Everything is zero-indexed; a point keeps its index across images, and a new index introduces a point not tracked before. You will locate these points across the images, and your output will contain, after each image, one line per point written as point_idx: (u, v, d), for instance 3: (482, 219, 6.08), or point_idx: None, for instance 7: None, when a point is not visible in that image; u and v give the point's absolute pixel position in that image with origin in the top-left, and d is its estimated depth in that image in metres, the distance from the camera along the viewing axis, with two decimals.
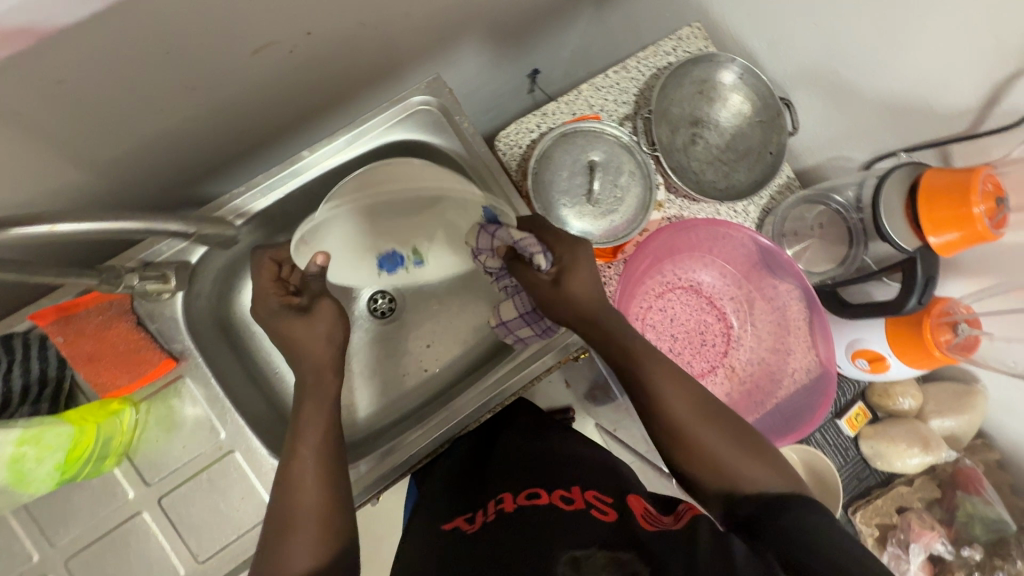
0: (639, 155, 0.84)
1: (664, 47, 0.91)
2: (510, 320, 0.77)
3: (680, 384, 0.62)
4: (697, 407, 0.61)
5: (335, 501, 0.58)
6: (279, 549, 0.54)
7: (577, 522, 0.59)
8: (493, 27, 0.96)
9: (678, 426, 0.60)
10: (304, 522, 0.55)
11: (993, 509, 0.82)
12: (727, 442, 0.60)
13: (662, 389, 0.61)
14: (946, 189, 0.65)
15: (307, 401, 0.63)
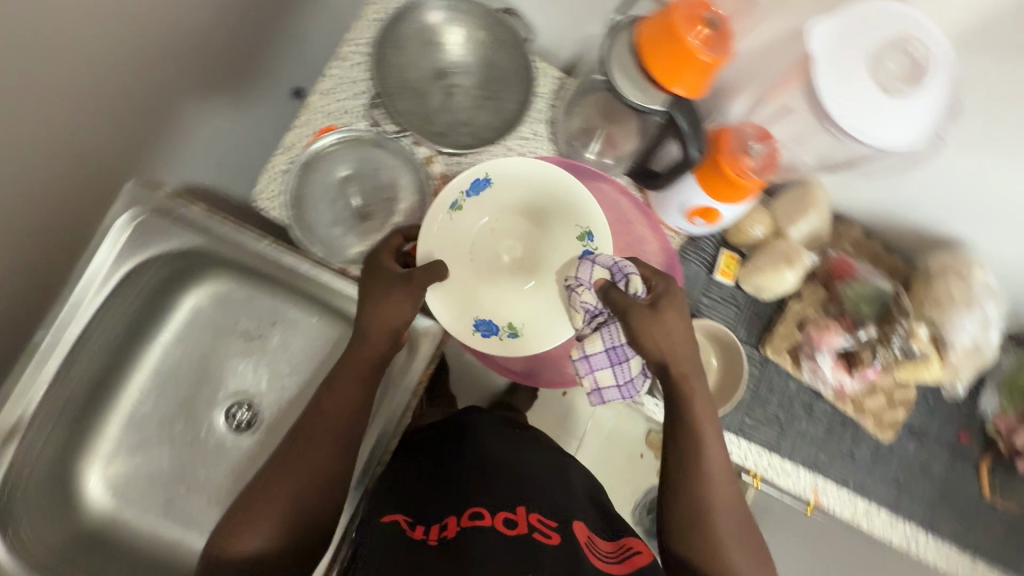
0: (391, 145, 0.78)
1: (368, 18, 0.83)
2: (596, 354, 0.64)
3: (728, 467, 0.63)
4: (728, 486, 0.63)
5: (320, 489, 0.64)
6: (236, 531, 0.62)
7: (524, 553, 0.54)
8: (187, 84, 0.85)
9: (698, 470, 0.62)
10: (262, 518, 0.62)
11: (869, 285, 0.83)
12: (733, 520, 0.61)
13: (705, 439, 0.62)
14: (656, 36, 0.61)
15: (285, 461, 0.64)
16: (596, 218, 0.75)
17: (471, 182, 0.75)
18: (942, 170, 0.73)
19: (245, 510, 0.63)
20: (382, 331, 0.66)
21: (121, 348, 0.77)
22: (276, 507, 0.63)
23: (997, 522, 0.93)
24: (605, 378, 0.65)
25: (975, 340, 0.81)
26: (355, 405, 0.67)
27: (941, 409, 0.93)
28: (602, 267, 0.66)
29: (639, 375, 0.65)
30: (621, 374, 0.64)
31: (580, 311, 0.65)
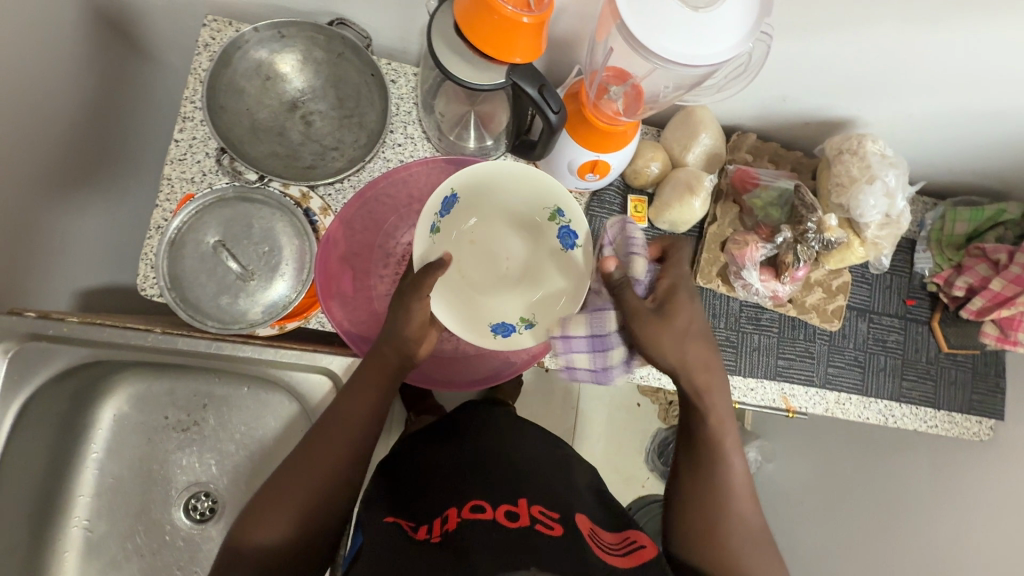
0: (257, 195, 0.75)
1: (199, 71, 0.78)
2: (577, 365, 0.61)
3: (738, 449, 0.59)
4: (741, 485, 0.58)
5: (336, 494, 0.58)
6: (253, 521, 0.55)
7: (525, 540, 0.53)
8: (40, 188, 0.82)
9: (714, 470, 0.58)
10: (285, 497, 0.56)
11: (772, 188, 0.84)
12: (744, 508, 0.57)
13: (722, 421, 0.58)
14: (471, 12, 0.58)
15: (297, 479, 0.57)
16: (563, 198, 0.67)
17: (441, 202, 0.67)
18: (803, 57, 0.72)
19: (286, 483, 0.57)
20: (400, 348, 0.61)
21: (50, 480, 0.73)
22: (296, 502, 0.56)
23: (960, 371, 0.95)
24: (583, 360, 0.60)
25: (885, 211, 0.80)
26: (380, 406, 0.62)
27: (880, 283, 0.94)
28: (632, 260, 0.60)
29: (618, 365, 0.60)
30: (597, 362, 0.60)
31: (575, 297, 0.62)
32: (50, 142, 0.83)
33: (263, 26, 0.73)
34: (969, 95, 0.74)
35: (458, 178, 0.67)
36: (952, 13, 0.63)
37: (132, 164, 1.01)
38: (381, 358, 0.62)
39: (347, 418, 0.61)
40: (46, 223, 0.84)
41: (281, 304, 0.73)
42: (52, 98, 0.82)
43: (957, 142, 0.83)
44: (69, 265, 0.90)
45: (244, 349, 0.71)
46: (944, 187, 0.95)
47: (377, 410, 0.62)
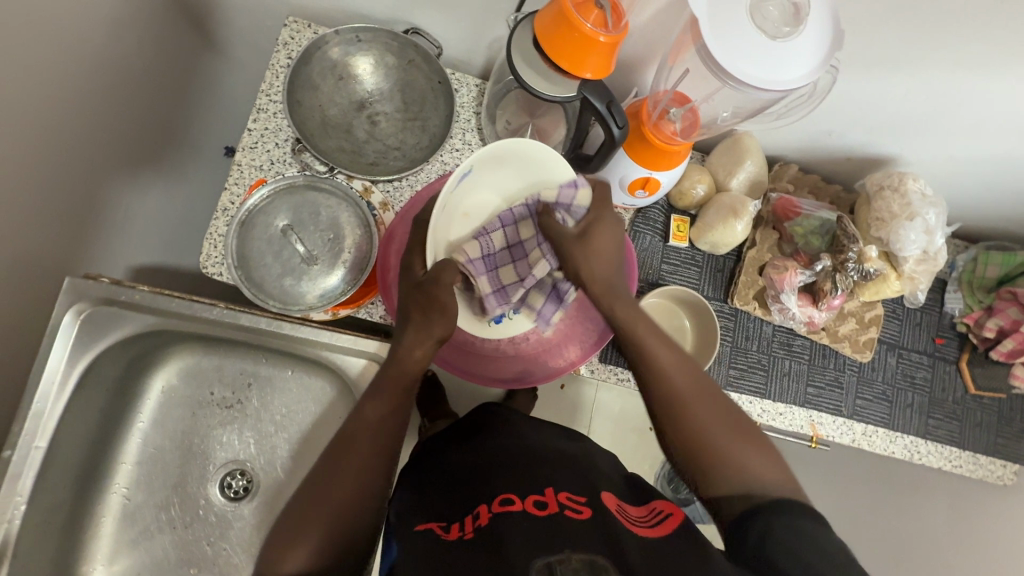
0: (324, 185, 0.78)
1: (278, 67, 0.83)
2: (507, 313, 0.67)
3: (684, 361, 0.57)
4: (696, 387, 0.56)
5: (362, 507, 0.57)
6: (287, 545, 0.53)
7: (556, 529, 0.52)
8: (113, 164, 0.86)
9: (674, 390, 0.55)
10: (318, 513, 0.55)
11: (814, 217, 0.87)
12: (714, 414, 0.55)
13: (651, 347, 0.56)
14: (553, 28, 0.62)
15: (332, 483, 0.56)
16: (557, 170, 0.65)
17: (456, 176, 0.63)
18: (853, 94, 0.76)
19: (310, 504, 0.55)
20: (426, 343, 0.60)
21: (95, 445, 0.75)
22: (320, 524, 0.54)
23: (987, 414, 0.96)
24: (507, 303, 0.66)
25: (923, 247, 0.83)
26: (384, 415, 0.60)
27: (912, 320, 0.95)
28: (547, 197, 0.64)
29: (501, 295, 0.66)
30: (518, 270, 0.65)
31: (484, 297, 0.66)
32: (125, 119, 0.87)
33: (345, 29, 0.77)
34: (1009, 142, 0.77)
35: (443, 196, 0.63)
36: (997, 61, 0.66)
37: (193, 150, 1.05)
38: (394, 369, 0.60)
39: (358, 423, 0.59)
40: (112, 198, 0.88)
41: (337, 290, 0.76)
42: (131, 82, 0.87)
43: (993, 186, 0.86)
44: (127, 240, 0.93)
45: (301, 329, 0.74)
46: (976, 231, 0.97)
47: (388, 415, 0.60)
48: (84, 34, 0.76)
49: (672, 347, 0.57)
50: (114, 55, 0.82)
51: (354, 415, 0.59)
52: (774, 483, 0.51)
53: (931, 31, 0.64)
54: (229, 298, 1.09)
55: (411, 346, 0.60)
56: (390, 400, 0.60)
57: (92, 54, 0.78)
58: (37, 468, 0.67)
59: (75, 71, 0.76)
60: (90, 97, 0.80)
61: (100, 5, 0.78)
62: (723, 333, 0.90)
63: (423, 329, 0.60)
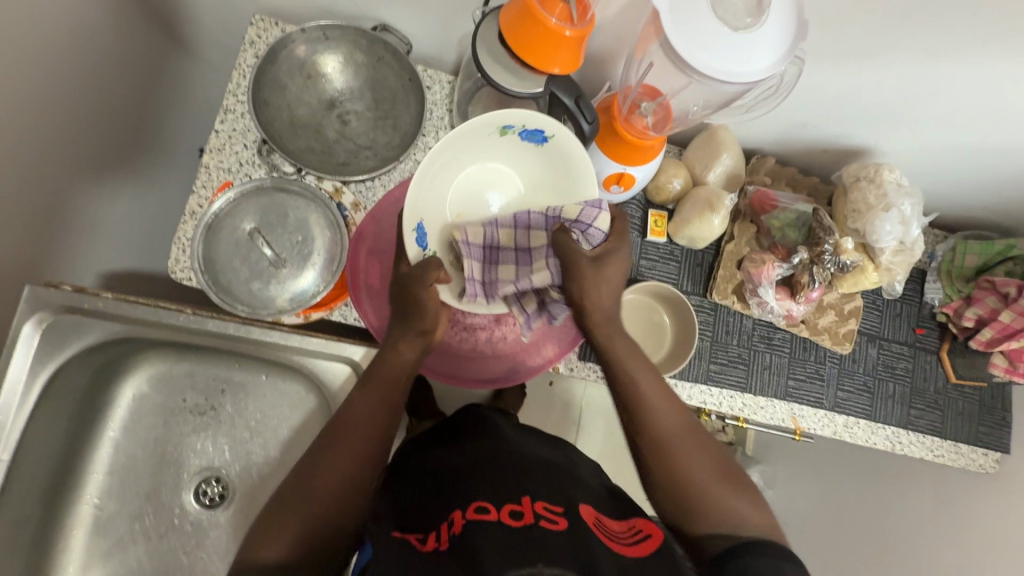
0: (293, 186, 0.77)
1: (244, 67, 0.81)
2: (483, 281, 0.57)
3: (670, 397, 0.60)
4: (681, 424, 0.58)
5: (349, 506, 0.56)
6: (264, 536, 0.53)
7: (531, 541, 0.51)
8: (78, 169, 0.85)
9: (659, 426, 0.58)
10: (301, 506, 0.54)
11: (791, 211, 0.87)
12: (697, 452, 0.57)
13: (639, 379, 0.59)
14: (516, 23, 0.61)
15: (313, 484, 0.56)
16: (493, 117, 0.59)
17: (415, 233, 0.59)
18: (826, 85, 0.75)
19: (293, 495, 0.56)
20: (413, 344, 0.61)
21: (64, 455, 0.74)
22: (300, 518, 0.54)
23: (968, 403, 0.96)
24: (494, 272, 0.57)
25: (900, 238, 0.82)
26: (371, 418, 0.59)
27: (892, 311, 0.95)
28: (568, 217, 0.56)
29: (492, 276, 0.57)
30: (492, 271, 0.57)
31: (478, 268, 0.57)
32: (90, 123, 0.85)
33: (311, 27, 0.76)
34: (984, 130, 0.77)
35: (410, 208, 0.58)
36: (968, 49, 0.66)
37: (164, 153, 1.03)
38: (381, 374, 0.61)
39: (347, 422, 0.59)
40: (79, 203, 0.86)
41: (308, 294, 0.75)
42: (96, 84, 0.85)
43: (970, 175, 0.86)
44: (97, 245, 0.91)
45: (271, 334, 0.74)
46: (955, 221, 0.97)
47: (381, 415, 0.60)
48: (42, 35, 0.74)
49: (659, 384, 0.60)
50: (77, 57, 0.80)
51: (344, 409, 0.60)
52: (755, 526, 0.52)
53: (901, 20, 0.64)
54: (205, 302, 1.07)
55: (398, 355, 0.61)
56: (384, 401, 0.60)
57: (51, 55, 0.76)
58: (2, 481, 0.65)
59: (34, 73, 0.74)
60: (52, 100, 0.78)
61: (58, 5, 0.76)
62: (703, 328, 0.90)
63: (404, 328, 0.61)
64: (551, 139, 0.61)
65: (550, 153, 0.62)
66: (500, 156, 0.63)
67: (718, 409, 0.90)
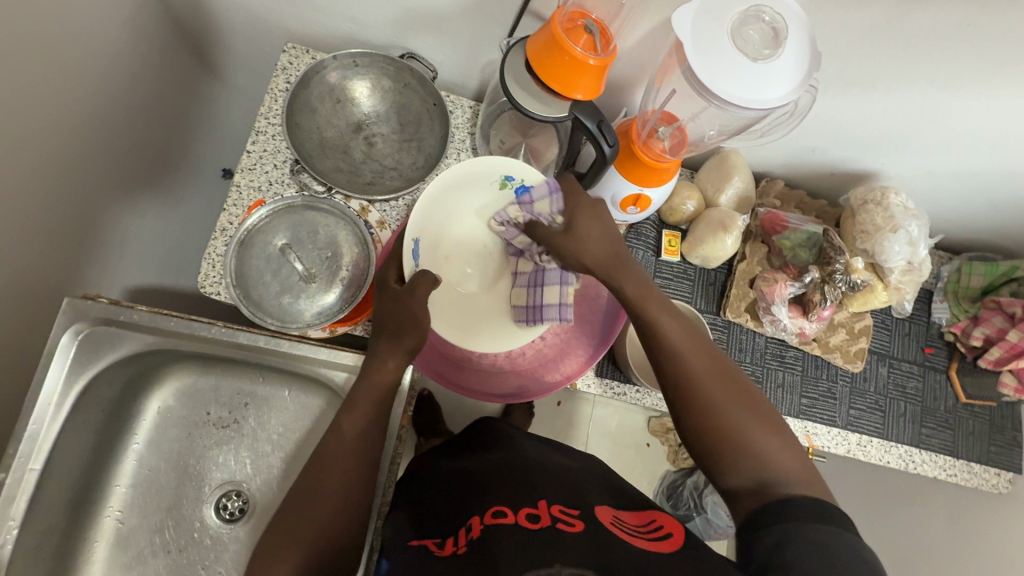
0: (322, 204, 0.79)
1: (277, 91, 0.85)
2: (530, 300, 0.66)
3: (698, 348, 0.57)
4: (703, 363, 0.56)
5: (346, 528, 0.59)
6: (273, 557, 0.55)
7: (547, 541, 0.52)
8: (111, 186, 0.87)
9: (693, 376, 0.56)
10: (308, 528, 0.56)
11: (800, 231, 0.89)
12: (738, 405, 0.55)
13: (666, 327, 0.56)
14: (545, 51, 0.65)
15: (319, 504, 0.58)
16: (504, 165, 0.70)
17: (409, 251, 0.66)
18: (833, 111, 0.79)
19: (299, 519, 0.57)
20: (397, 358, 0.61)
21: (91, 467, 0.74)
22: (306, 542, 0.56)
23: (977, 421, 0.97)
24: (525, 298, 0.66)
25: (907, 258, 0.85)
26: (358, 442, 0.61)
27: (900, 330, 0.97)
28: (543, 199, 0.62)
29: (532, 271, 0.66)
30: (535, 297, 0.65)
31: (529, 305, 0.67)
32: (125, 139, 0.89)
33: (343, 54, 0.80)
34: (983, 155, 0.80)
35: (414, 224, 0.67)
36: (968, 80, 0.69)
37: (190, 171, 1.07)
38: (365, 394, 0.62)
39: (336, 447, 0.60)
40: (111, 219, 0.89)
41: (335, 308, 0.76)
42: (130, 105, 0.89)
43: (975, 198, 0.89)
44: (125, 261, 0.93)
45: (300, 347, 0.75)
46: (958, 243, 1.00)
47: (361, 443, 0.61)
48: (84, 59, 0.77)
49: (687, 333, 0.57)
50: (115, 80, 0.84)
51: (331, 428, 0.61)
52: (792, 473, 0.51)
53: (904, 55, 0.67)
54: (225, 318, 1.09)
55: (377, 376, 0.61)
56: (366, 425, 0.61)
57: (92, 79, 0.80)
58: (30, 493, 0.66)
59: (76, 95, 0.77)
60: (90, 120, 0.81)
61: (105, 32, 0.80)
62: (717, 345, 0.92)
63: (394, 345, 0.61)
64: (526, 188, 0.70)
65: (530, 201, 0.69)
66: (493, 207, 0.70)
67: None
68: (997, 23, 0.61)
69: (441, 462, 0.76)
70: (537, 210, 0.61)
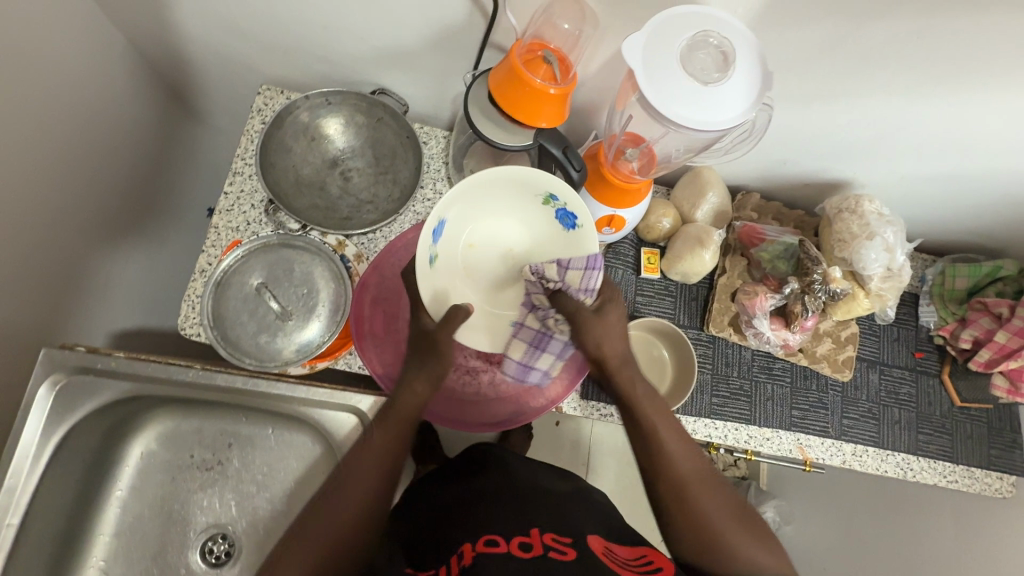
0: (298, 241, 0.80)
1: (253, 132, 0.87)
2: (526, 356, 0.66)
3: (691, 449, 0.61)
4: (695, 465, 0.60)
5: (365, 526, 0.59)
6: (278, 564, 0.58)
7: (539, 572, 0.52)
8: (95, 234, 0.89)
9: (680, 477, 0.59)
10: (334, 512, 0.59)
11: (778, 243, 0.89)
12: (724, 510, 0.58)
13: (660, 429, 0.60)
14: (506, 84, 0.66)
15: (346, 480, 0.60)
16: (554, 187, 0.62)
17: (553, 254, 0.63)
18: (798, 124, 0.79)
19: (319, 513, 0.59)
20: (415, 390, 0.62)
21: (74, 518, 0.74)
22: (324, 533, 0.58)
23: (975, 425, 0.95)
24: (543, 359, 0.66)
25: (886, 265, 0.84)
26: (413, 416, 0.62)
27: (888, 335, 0.97)
28: (575, 269, 0.59)
29: (540, 334, 0.64)
30: (531, 356, 0.66)
31: (522, 343, 0.65)
32: (106, 189, 0.91)
33: (314, 94, 0.81)
34: (952, 159, 0.81)
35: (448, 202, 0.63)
36: (927, 88, 0.70)
37: (174, 212, 1.08)
38: (385, 424, 0.62)
39: (381, 430, 0.62)
40: (96, 266, 0.90)
41: (315, 344, 0.77)
42: (112, 154, 0.91)
43: (949, 201, 0.89)
44: (110, 306, 0.94)
45: (278, 386, 0.74)
46: (940, 245, 1.00)
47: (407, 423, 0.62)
48: (63, 113, 0.79)
49: (679, 434, 0.61)
50: (94, 131, 0.86)
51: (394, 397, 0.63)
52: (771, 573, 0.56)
53: (863, 67, 0.68)
54: (212, 356, 1.09)
55: (405, 401, 0.62)
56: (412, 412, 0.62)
57: (72, 133, 0.81)
58: (11, 548, 0.66)
59: (56, 149, 0.79)
60: (73, 172, 0.83)
61: (85, 90, 0.82)
62: (703, 361, 0.91)
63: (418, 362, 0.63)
64: (578, 229, 0.62)
65: (574, 239, 0.62)
66: (536, 221, 0.65)
67: (724, 442, 0.90)
68: (948, 32, 0.61)
69: (428, 492, 0.75)
70: (567, 280, 0.59)
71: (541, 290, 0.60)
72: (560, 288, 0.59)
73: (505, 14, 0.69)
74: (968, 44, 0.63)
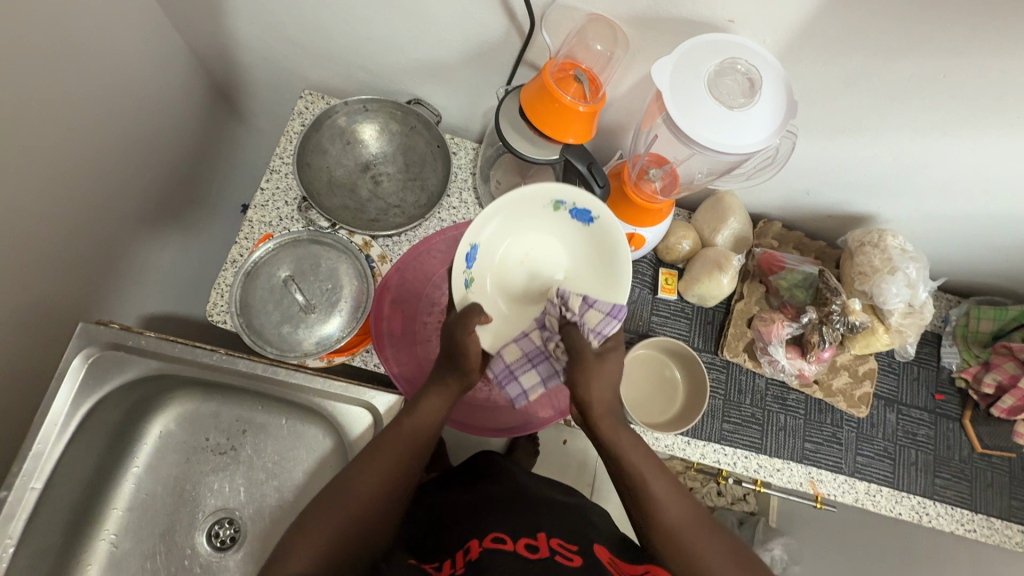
0: (327, 238, 0.83)
1: (292, 133, 0.91)
2: (515, 364, 0.61)
3: (682, 497, 0.60)
4: (686, 516, 0.59)
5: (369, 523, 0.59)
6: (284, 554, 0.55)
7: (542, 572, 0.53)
8: (138, 219, 0.94)
9: (670, 530, 0.58)
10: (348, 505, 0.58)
11: (797, 272, 0.89)
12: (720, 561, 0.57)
13: (650, 484, 0.59)
14: (537, 99, 0.68)
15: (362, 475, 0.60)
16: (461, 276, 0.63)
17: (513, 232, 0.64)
18: (821, 155, 0.80)
19: (331, 505, 0.59)
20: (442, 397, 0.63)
21: (93, 488, 0.77)
22: (335, 527, 0.57)
23: (997, 474, 0.92)
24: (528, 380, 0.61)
25: (907, 300, 0.84)
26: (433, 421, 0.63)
27: (907, 374, 0.95)
28: (597, 309, 0.60)
29: (540, 347, 0.61)
30: (518, 365, 0.61)
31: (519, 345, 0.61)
32: (151, 180, 0.96)
33: (352, 101, 0.85)
34: (977, 200, 0.81)
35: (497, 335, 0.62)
36: (952, 127, 0.70)
37: (210, 205, 1.13)
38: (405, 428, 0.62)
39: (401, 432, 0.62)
40: (135, 250, 0.95)
41: (333, 338, 0.79)
42: (159, 146, 0.96)
43: (974, 242, 0.88)
44: (145, 289, 0.98)
45: (295, 375, 0.76)
46: (964, 285, 0.99)
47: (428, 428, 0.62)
48: (120, 105, 0.84)
49: (672, 485, 0.60)
50: (145, 124, 0.91)
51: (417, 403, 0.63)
52: None
53: (887, 104, 0.69)
54: (234, 346, 1.13)
55: (426, 412, 0.62)
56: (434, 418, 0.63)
57: (125, 125, 0.87)
58: (32, 510, 0.69)
59: (110, 138, 0.84)
60: (123, 162, 0.88)
61: (141, 84, 0.88)
62: (715, 386, 0.91)
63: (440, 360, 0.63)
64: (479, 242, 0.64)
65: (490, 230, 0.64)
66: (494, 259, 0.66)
67: (733, 470, 0.89)
68: (974, 74, 0.62)
69: (432, 494, 0.75)
70: (587, 316, 0.59)
71: (558, 314, 0.59)
72: (575, 322, 0.59)
73: (539, 33, 0.71)
74: (993, 87, 0.63)
